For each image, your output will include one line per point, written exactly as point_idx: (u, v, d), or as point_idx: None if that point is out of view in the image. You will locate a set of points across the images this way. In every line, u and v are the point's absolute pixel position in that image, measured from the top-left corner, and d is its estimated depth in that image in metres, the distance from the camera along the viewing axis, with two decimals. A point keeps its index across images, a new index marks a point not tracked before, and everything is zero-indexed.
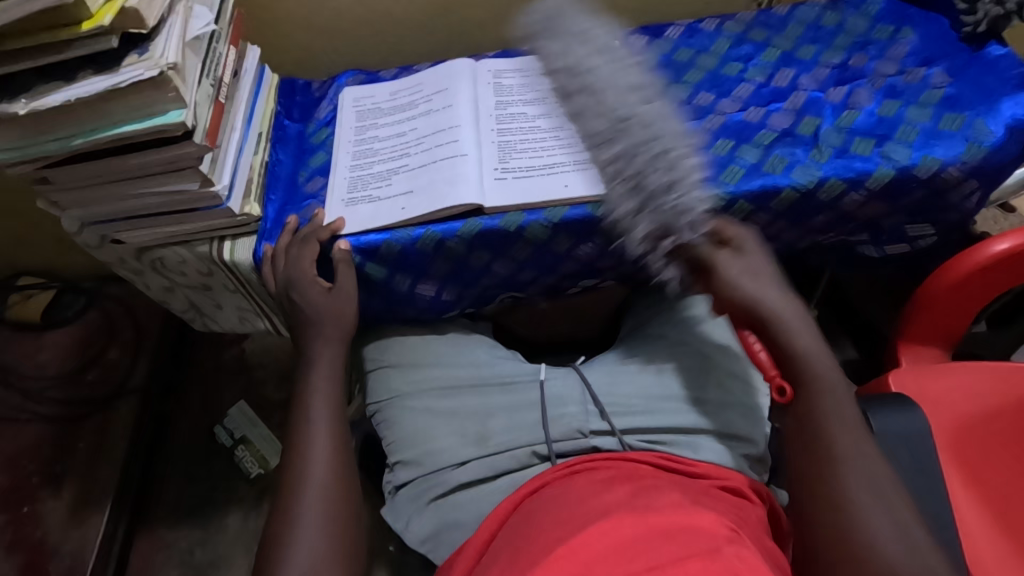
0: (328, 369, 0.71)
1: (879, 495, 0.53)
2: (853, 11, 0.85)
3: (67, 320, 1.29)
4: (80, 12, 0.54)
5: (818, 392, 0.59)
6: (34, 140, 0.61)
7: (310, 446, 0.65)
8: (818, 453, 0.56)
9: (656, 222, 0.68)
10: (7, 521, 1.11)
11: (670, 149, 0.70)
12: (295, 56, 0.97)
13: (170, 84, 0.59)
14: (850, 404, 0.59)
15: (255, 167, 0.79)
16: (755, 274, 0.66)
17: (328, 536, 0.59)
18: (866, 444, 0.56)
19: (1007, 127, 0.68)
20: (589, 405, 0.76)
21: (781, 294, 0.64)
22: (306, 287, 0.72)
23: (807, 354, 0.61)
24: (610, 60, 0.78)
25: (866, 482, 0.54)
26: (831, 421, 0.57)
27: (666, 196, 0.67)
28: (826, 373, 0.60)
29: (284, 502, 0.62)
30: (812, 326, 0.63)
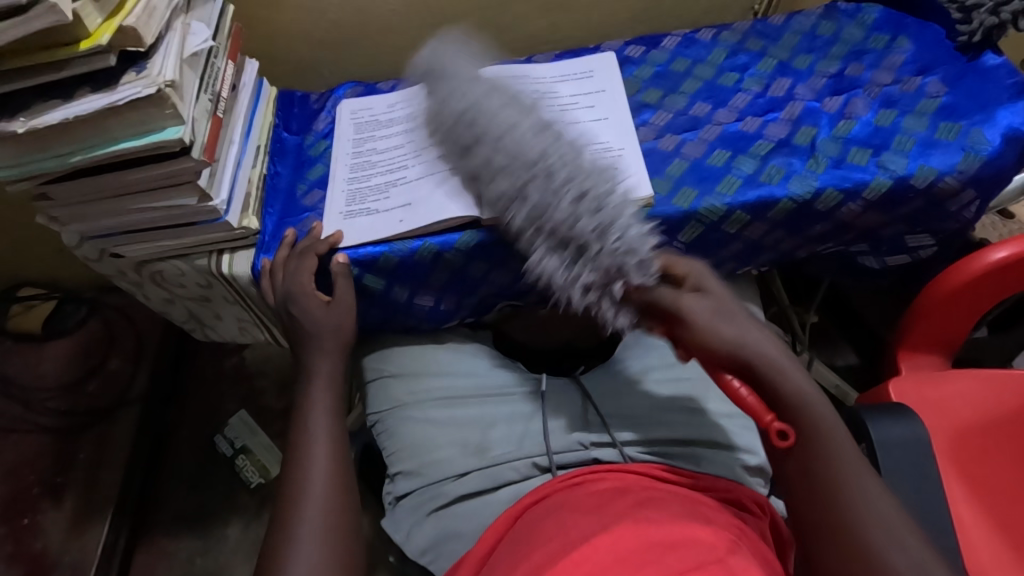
0: (329, 380, 0.71)
1: (904, 546, 0.50)
2: (848, 20, 0.85)
3: (67, 330, 1.29)
4: (79, 32, 0.55)
5: (823, 438, 0.56)
6: (34, 156, 0.62)
7: (309, 458, 0.65)
8: (843, 515, 0.53)
9: (598, 271, 0.63)
10: (7, 533, 1.11)
11: (603, 187, 0.66)
12: (295, 67, 0.97)
13: (168, 101, 0.59)
14: (851, 445, 0.56)
15: (254, 180, 0.80)
16: (712, 314, 0.60)
17: (328, 551, 0.59)
18: (873, 484, 0.54)
19: (1003, 136, 0.68)
20: (589, 417, 0.76)
21: (758, 331, 0.61)
22: (304, 300, 0.72)
23: (809, 402, 0.58)
24: (508, 103, 0.74)
25: (894, 538, 0.51)
26: (838, 463, 0.55)
27: (604, 240, 0.63)
28: (826, 417, 0.57)
29: (283, 514, 0.62)
30: (796, 363, 0.60)
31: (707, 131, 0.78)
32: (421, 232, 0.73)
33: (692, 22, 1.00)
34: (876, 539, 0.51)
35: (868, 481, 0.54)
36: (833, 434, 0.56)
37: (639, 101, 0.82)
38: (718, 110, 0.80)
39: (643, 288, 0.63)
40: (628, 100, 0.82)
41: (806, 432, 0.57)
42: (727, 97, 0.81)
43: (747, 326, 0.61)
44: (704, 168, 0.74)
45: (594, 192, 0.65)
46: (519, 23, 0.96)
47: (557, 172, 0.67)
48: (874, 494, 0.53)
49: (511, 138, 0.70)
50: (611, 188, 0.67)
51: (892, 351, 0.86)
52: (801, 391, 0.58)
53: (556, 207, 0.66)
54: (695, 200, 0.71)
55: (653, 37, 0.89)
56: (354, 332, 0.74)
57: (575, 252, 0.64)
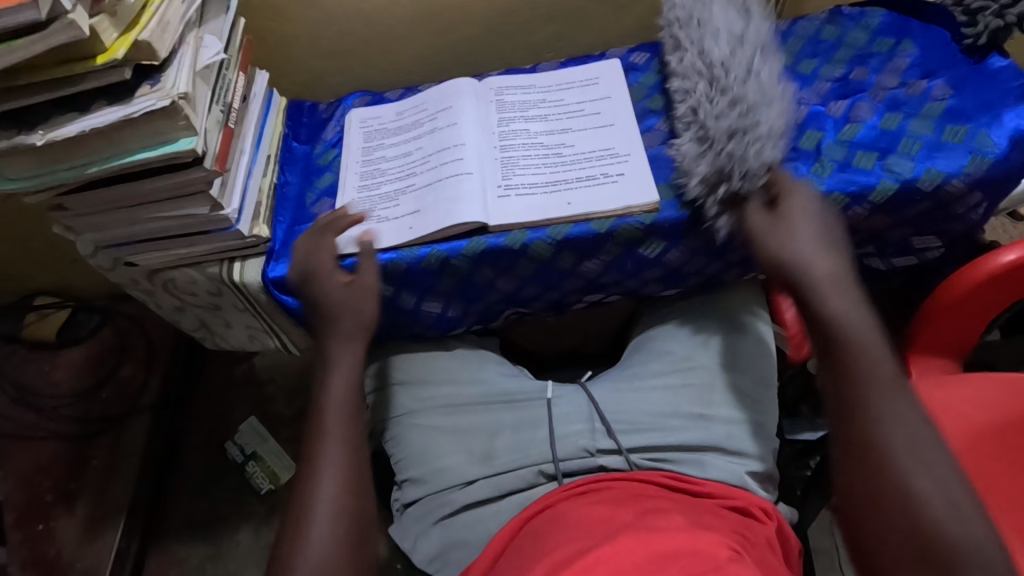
0: (349, 369, 0.69)
1: (934, 473, 0.51)
2: (853, 24, 0.85)
3: (81, 338, 1.30)
4: (95, 47, 0.56)
5: (851, 357, 0.58)
6: (49, 168, 0.63)
7: (326, 450, 0.63)
8: (871, 441, 0.54)
9: (713, 169, 0.72)
10: (22, 539, 1.13)
11: (756, 106, 0.73)
12: (303, 78, 0.99)
13: (181, 113, 0.60)
14: (885, 362, 0.57)
15: (263, 189, 0.81)
16: (792, 191, 0.69)
17: (337, 549, 0.57)
18: (906, 405, 0.55)
19: (1010, 138, 0.68)
20: (596, 423, 0.76)
21: (814, 252, 0.64)
22: (324, 280, 0.72)
23: (846, 318, 0.60)
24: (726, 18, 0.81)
25: (922, 465, 0.52)
26: (863, 378, 0.57)
27: (744, 143, 0.71)
28: (858, 331, 0.59)
29: (298, 506, 0.60)
30: (846, 285, 0.62)
31: None
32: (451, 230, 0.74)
33: None
34: (912, 476, 0.51)
35: (900, 403, 0.55)
36: (864, 357, 0.58)
37: (644, 108, 0.84)
38: None
39: (752, 193, 0.70)
40: (632, 107, 0.83)
41: (835, 358, 0.59)
42: None
43: (807, 234, 0.65)
44: None
45: (749, 113, 0.73)
46: (525, 32, 0.98)
47: (754, 100, 0.74)
48: (908, 422, 0.54)
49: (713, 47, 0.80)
50: (771, 108, 0.73)
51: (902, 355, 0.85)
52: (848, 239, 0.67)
53: (729, 119, 0.73)
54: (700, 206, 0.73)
55: (658, 44, 0.90)
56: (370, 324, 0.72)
57: (697, 159, 0.74)
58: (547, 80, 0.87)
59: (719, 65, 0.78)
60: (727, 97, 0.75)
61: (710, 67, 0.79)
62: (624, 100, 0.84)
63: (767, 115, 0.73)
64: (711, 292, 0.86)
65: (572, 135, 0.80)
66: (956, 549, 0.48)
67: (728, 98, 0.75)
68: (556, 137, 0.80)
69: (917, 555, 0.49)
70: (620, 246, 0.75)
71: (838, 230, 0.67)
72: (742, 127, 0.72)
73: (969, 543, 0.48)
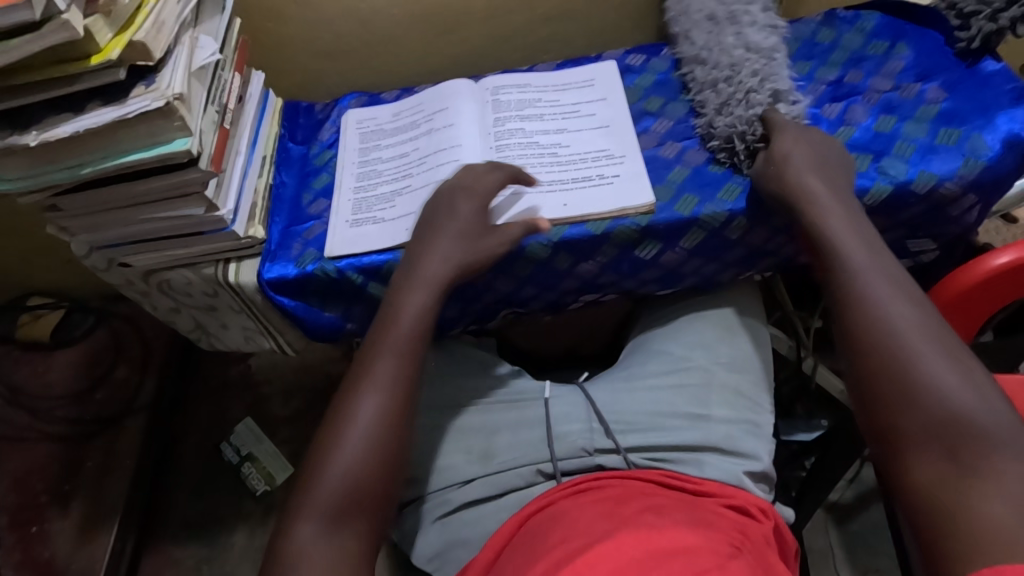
0: (419, 311, 0.65)
1: (955, 369, 0.53)
2: (848, 27, 0.85)
3: (75, 339, 1.30)
4: (90, 47, 0.56)
5: (859, 276, 0.60)
6: (43, 169, 0.63)
7: (372, 374, 0.61)
8: (891, 348, 0.55)
9: (720, 137, 0.76)
10: (15, 541, 1.12)
11: (734, 74, 0.78)
12: (300, 79, 0.98)
13: (176, 113, 0.60)
14: (891, 273, 0.60)
15: (259, 190, 0.81)
16: (784, 128, 0.71)
17: (363, 475, 0.56)
18: (912, 310, 0.57)
19: (1003, 141, 0.68)
20: (594, 423, 0.75)
21: (817, 177, 0.66)
22: (452, 222, 0.70)
23: (851, 241, 0.62)
24: None
25: (943, 364, 0.53)
26: (867, 287, 0.59)
27: (733, 108, 0.76)
28: (858, 250, 0.62)
29: (331, 423, 0.60)
30: (845, 207, 0.65)
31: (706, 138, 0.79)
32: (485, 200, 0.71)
33: None
34: (925, 370, 0.53)
35: (914, 312, 0.57)
36: (872, 275, 0.60)
37: (641, 109, 0.84)
38: None
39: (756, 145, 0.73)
40: (629, 108, 0.84)
41: (842, 279, 0.61)
42: None
43: (804, 161, 0.67)
44: (706, 175, 0.76)
45: (754, 71, 0.77)
46: (522, 33, 0.98)
47: (756, 61, 0.78)
48: (923, 329, 0.56)
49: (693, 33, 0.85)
50: (762, 71, 0.77)
51: None
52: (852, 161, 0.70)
53: (734, 81, 0.78)
54: (697, 207, 0.73)
55: (652, 47, 0.91)
56: (456, 276, 0.68)
57: (716, 114, 0.77)
58: (548, 79, 0.87)
59: (722, 29, 0.83)
60: (731, 58, 0.80)
61: (714, 31, 0.83)
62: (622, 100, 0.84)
63: (773, 74, 0.77)
64: (707, 293, 0.86)
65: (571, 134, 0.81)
66: (982, 436, 0.49)
67: (732, 58, 0.80)
68: (552, 137, 0.80)
69: (946, 449, 0.49)
70: (617, 248, 0.75)
71: (833, 160, 0.69)
72: (746, 86, 0.76)
73: (994, 429, 0.49)
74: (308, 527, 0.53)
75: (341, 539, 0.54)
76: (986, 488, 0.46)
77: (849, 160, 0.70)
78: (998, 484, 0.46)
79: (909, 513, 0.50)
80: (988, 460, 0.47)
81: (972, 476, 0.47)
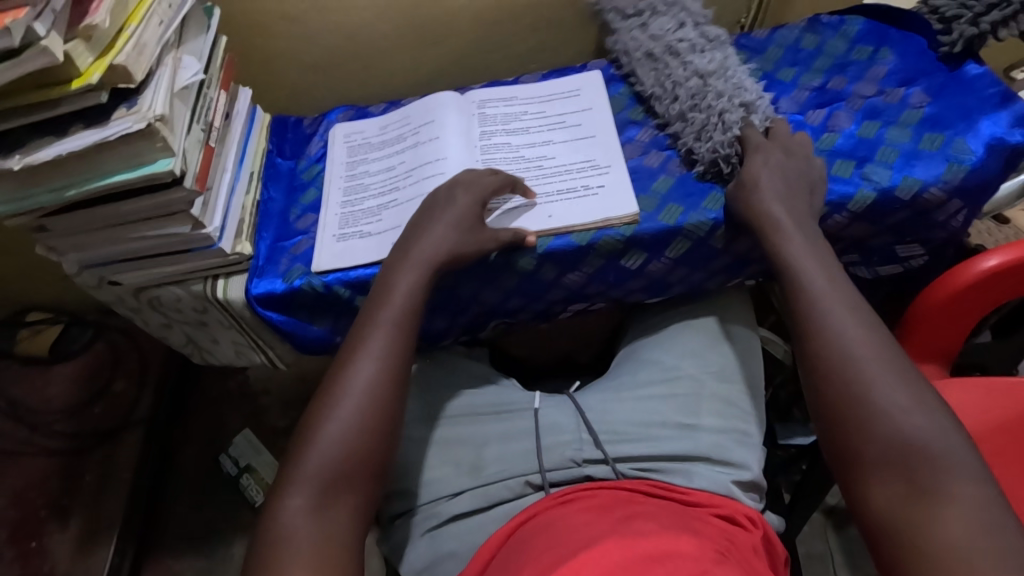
0: (403, 299, 0.66)
1: (909, 393, 0.54)
2: (832, 32, 0.86)
3: (73, 353, 1.30)
4: (70, 71, 0.56)
5: (815, 295, 0.61)
6: (29, 192, 0.63)
7: (362, 349, 0.62)
8: (849, 373, 0.56)
9: (704, 161, 0.75)
10: (14, 556, 1.12)
11: (702, 96, 0.78)
12: (290, 93, 0.99)
13: (158, 134, 0.61)
14: (848, 296, 0.61)
15: (246, 207, 0.81)
16: (759, 148, 0.72)
17: (352, 446, 0.57)
18: (867, 334, 0.58)
19: (986, 145, 0.68)
20: (583, 433, 0.75)
21: (781, 200, 0.67)
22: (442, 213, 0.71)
23: (806, 260, 0.63)
24: (656, 24, 0.87)
25: (898, 387, 0.55)
26: (827, 313, 0.60)
27: (711, 132, 0.75)
28: (817, 274, 0.62)
29: (322, 396, 0.60)
30: (806, 229, 0.66)
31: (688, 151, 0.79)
32: (483, 195, 0.72)
33: None
34: (881, 398, 0.54)
35: (867, 333, 0.58)
36: (830, 298, 0.61)
37: (626, 119, 0.84)
38: None
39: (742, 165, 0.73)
40: (613, 118, 0.84)
41: (803, 303, 0.62)
42: None
43: (770, 184, 0.68)
44: (690, 184, 0.76)
45: (717, 92, 0.77)
46: (509, 44, 0.98)
47: (715, 83, 0.78)
48: (875, 348, 0.57)
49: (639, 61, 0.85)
50: (726, 92, 0.77)
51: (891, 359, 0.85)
52: (826, 168, 0.71)
53: (701, 105, 0.77)
54: (681, 217, 0.73)
55: None
56: (447, 255, 0.69)
57: (694, 139, 0.76)
58: (529, 94, 0.87)
59: (665, 61, 0.83)
60: (687, 89, 0.79)
61: (659, 66, 0.83)
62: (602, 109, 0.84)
63: (735, 91, 0.77)
64: (695, 300, 0.86)
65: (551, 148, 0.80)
66: (936, 462, 0.50)
67: (689, 89, 0.79)
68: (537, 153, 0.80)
69: (903, 474, 0.51)
70: (602, 258, 0.75)
71: (798, 178, 0.69)
72: (717, 109, 0.75)
73: (946, 454, 0.51)
74: (296, 499, 0.54)
75: (329, 513, 0.54)
76: (942, 515, 0.48)
77: (816, 174, 0.70)
78: (952, 511, 0.48)
79: (870, 537, 0.52)
80: (943, 485, 0.49)
81: (930, 502, 0.49)
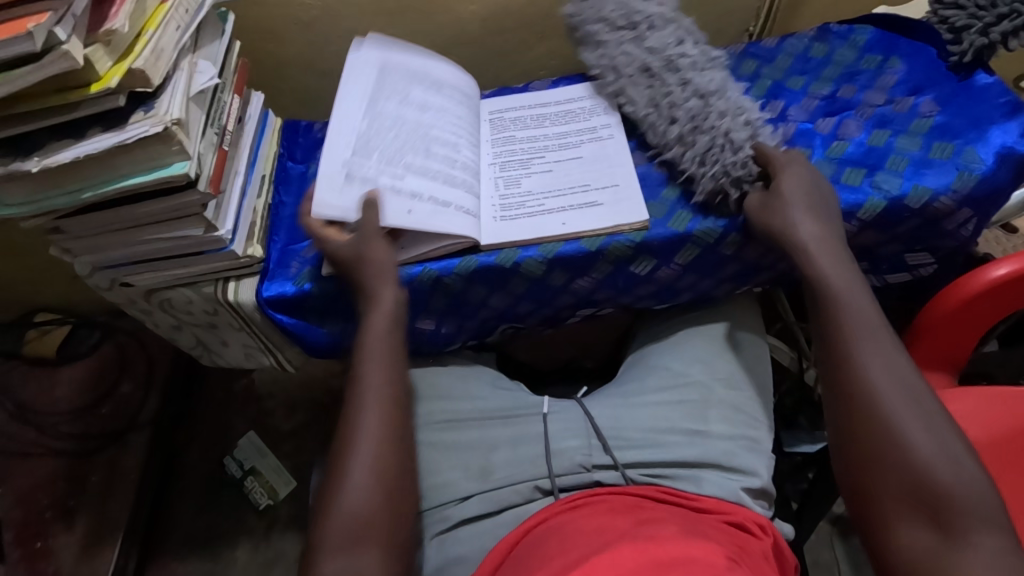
0: (379, 346, 0.69)
1: (939, 438, 0.55)
2: (841, 41, 0.86)
3: (81, 355, 1.31)
4: (90, 75, 0.57)
5: (847, 326, 0.62)
6: (46, 193, 0.64)
7: (364, 398, 0.65)
8: (880, 408, 0.57)
9: (709, 189, 0.72)
10: (20, 557, 1.13)
11: (703, 116, 0.75)
12: (302, 98, 1.00)
13: (174, 138, 0.62)
14: (882, 330, 0.62)
15: (258, 210, 0.82)
16: (784, 168, 0.70)
17: (371, 498, 0.60)
18: (902, 372, 0.59)
19: (996, 155, 0.68)
20: (592, 439, 0.75)
21: (816, 225, 0.67)
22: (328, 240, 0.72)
23: (840, 291, 0.64)
24: (649, 36, 0.82)
25: (928, 431, 0.55)
26: (862, 346, 0.60)
27: (715, 154, 0.72)
28: (856, 302, 0.63)
29: (337, 453, 0.63)
30: (839, 253, 0.66)
31: None
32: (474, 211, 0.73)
33: None
34: (912, 438, 0.55)
35: (899, 372, 0.59)
36: (865, 331, 0.61)
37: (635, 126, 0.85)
38: None
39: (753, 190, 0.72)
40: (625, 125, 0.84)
41: (838, 332, 0.62)
42: None
43: (798, 206, 0.67)
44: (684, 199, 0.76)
45: (716, 115, 0.74)
46: (518, 52, 1.00)
47: (716, 104, 0.75)
48: (908, 389, 0.58)
49: (636, 72, 0.81)
50: (729, 114, 0.75)
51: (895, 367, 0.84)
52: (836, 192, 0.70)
53: (703, 127, 0.74)
54: (689, 223, 0.74)
55: None
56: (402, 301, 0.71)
57: (698, 164, 0.73)
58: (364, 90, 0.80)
59: (662, 79, 0.80)
60: (687, 110, 0.76)
61: (654, 83, 0.80)
62: (349, 87, 0.79)
63: (737, 110, 0.75)
64: (704, 307, 0.86)
65: (385, 138, 0.76)
66: (962, 507, 0.52)
67: (689, 111, 0.76)
68: (399, 133, 0.77)
69: (928, 515, 0.52)
70: (611, 264, 0.76)
71: (825, 202, 0.69)
72: (722, 130, 0.73)
73: (972, 502, 0.52)
74: (331, 561, 0.57)
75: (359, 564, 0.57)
76: (962, 561, 0.49)
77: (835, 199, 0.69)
78: (973, 559, 0.49)
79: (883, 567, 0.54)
80: (965, 532, 0.51)
81: (950, 545, 0.51)
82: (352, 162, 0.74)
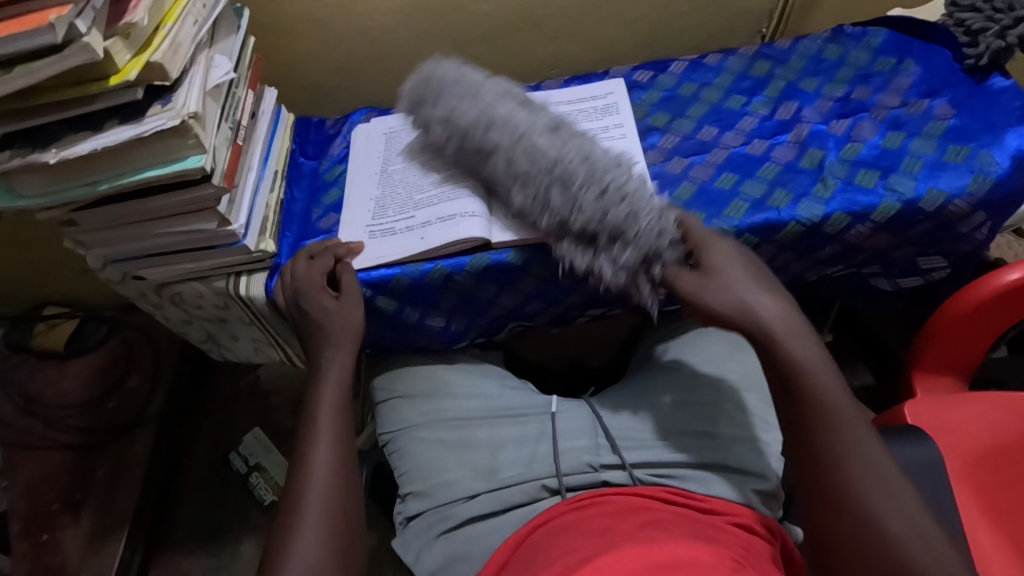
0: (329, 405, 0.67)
1: (928, 535, 0.51)
2: (855, 43, 0.86)
3: (89, 348, 1.31)
4: (108, 68, 0.57)
5: (823, 408, 0.56)
6: (61, 185, 0.64)
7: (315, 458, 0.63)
8: (862, 508, 0.52)
9: (637, 256, 0.67)
10: (26, 548, 1.13)
11: (613, 180, 0.69)
12: (314, 94, 1.00)
13: (191, 132, 0.62)
14: (851, 412, 0.56)
15: (270, 205, 0.82)
16: (710, 243, 0.66)
17: (321, 562, 0.56)
18: (877, 461, 0.54)
19: (1012, 158, 0.68)
20: (600, 439, 0.75)
21: (769, 300, 0.61)
22: (315, 296, 0.72)
23: (813, 368, 0.58)
24: (520, 100, 0.76)
25: (915, 526, 0.51)
26: (836, 433, 0.55)
27: (639, 223, 0.67)
28: (821, 380, 0.57)
29: (286, 516, 0.60)
30: (800, 326, 0.60)
31: (714, 155, 0.79)
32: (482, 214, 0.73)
33: (699, 47, 1.04)
34: (901, 538, 0.51)
35: (876, 460, 0.54)
36: (841, 415, 0.56)
37: (648, 124, 0.84)
38: (725, 133, 0.81)
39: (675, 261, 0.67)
40: (637, 125, 0.84)
41: (810, 416, 0.56)
42: (734, 121, 0.82)
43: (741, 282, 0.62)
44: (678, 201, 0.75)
45: (608, 183, 0.69)
46: (530, 51, 1.00)
47: (615, 170, 0.71)
48: (890, 478, 0.53)
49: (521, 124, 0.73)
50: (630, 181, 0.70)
51: (905, 371, 0.84)
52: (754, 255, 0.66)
53: (618, 193, 0.68)
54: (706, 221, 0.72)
55: (660, 61, 0.91)
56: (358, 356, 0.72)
57: (631, 223, 0.67)
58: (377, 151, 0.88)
59: (553, 140, 0.72)
60: (591, 174, 0.70)
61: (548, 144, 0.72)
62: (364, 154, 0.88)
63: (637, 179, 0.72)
64: None
65: (399, 191, 0.81)
66: None
67: (596, 176, 0.69)
68: (404, 180, 0.82)
69: None
70: None
71: (759, 272, 0.64)
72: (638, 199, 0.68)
73: None
74: None
75: None
76: None
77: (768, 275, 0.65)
78: None
79: None
80: None
81: None
82: (374, 219, 0.80)
